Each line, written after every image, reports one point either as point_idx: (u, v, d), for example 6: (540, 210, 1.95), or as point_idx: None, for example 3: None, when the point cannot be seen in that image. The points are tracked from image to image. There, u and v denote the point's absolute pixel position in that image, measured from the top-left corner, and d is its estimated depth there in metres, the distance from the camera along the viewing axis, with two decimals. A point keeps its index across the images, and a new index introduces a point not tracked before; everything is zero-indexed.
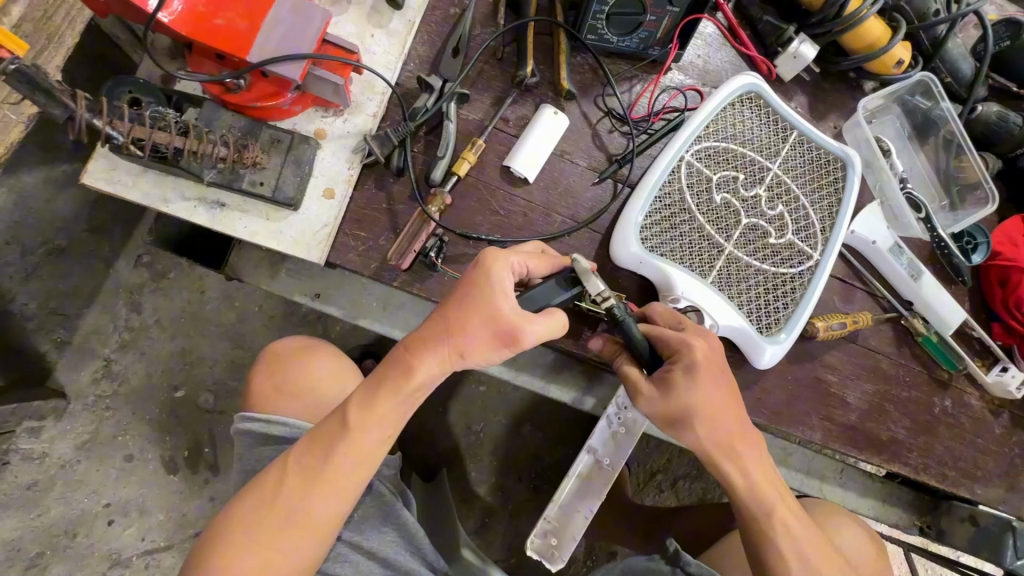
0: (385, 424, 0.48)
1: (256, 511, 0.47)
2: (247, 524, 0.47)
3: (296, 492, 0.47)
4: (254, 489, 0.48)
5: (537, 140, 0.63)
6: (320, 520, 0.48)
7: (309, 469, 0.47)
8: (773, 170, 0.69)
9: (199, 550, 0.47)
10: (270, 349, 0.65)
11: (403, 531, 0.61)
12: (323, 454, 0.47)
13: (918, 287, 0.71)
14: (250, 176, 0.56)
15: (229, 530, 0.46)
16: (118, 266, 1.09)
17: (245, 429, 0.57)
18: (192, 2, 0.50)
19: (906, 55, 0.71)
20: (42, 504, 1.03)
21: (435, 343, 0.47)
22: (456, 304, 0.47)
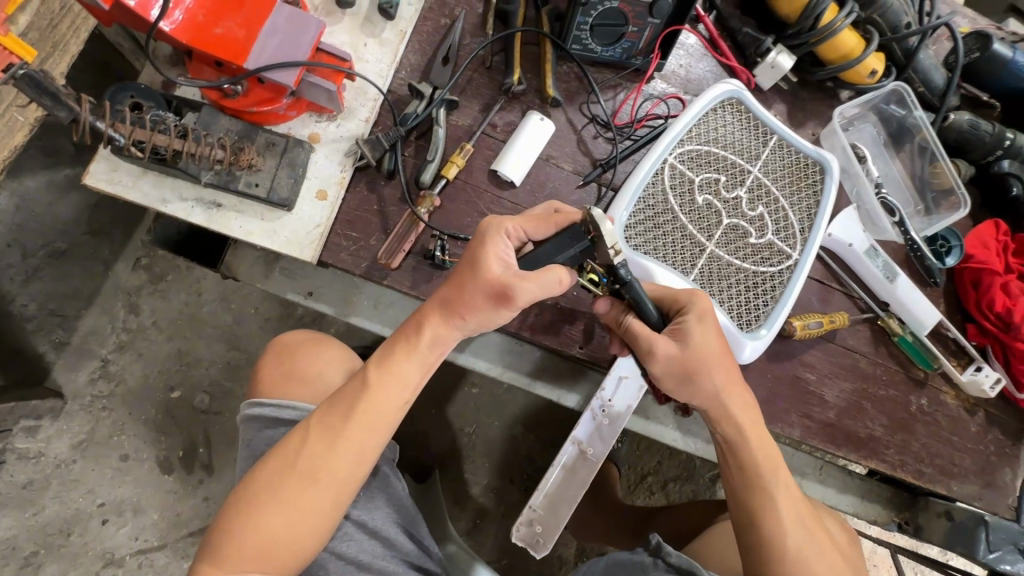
0: (399, 385, 0.50)
1: (275, 479, 0.48)
2: (267, 492, 0.48)
3: (320, 448, 0.49)
4: (280, 450, 0.50)
5: (523, 145, 0.66)
6: (344, 475, 0.49)
7: (326, 430, 0.49)
8: (754, 173, 0.72)
9: (228, 511, 0.49)
10: (277, 341, 0.67)
11: (394, 524, 0.63)
12: (337, 416, 0.50)
13: (894, 289, 0.73)
14: (246, 178, 0.58)
15: (257, 488, 0.49)
16: (116, 269, 1.10)
17: (256, 414, 0.60)
18: (193, 13, 0.53)
19: (879, 66, 0.74)
20: (38, 503, 1.04)
21: (442, 305, 0.50)
22: (461, 267, 0.50)
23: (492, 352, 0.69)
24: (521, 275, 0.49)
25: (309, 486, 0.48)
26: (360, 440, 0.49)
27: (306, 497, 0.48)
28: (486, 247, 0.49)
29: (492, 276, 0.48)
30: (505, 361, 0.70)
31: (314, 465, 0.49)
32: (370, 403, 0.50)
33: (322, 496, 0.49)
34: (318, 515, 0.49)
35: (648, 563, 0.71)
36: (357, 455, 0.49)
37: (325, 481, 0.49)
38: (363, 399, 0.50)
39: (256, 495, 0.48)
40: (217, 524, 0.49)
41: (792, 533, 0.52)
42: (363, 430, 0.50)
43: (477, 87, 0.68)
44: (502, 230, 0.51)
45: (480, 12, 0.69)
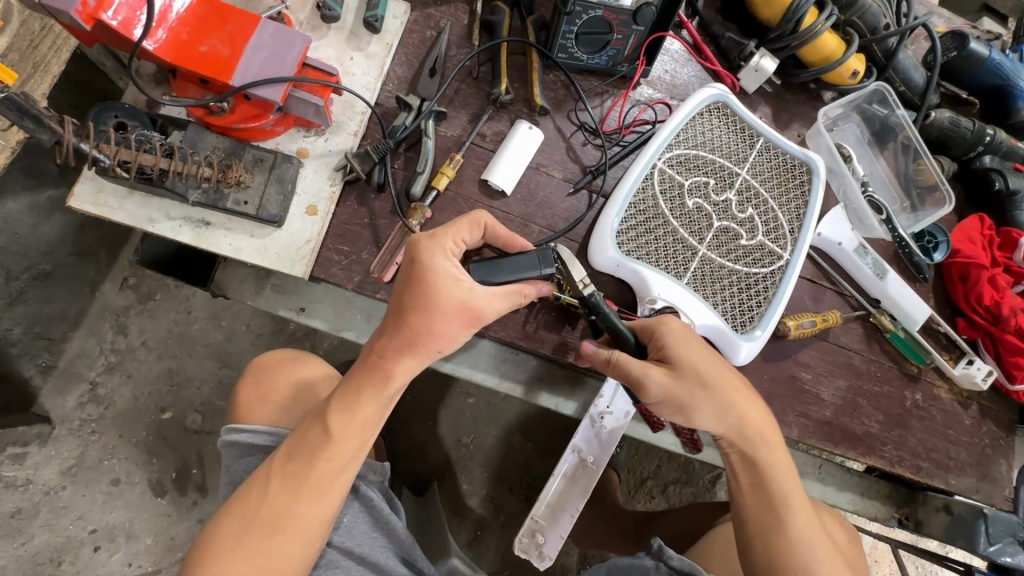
0: (364, 426, 0.50)
1: (241, 529, 0.47)
2: (232, 544, 0.47)
3: (283, 497, 0.48)
4: (241, 501, 0.48)
5: (512, 154, 0.66)
6: (308, 523, 0.48)
7: (291, 473, 0.48)
8: (742, 175, 0.73)
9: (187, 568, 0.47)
10: (256, 361, 0.66)
11: (383, 546, 0.62)
12: (302, 457, 0.49)
13: (884, 285, 0.74)
14: (235, 196, 0.57)
15: (217, 544, 0.47)
16: (104, 289, 1.08)
17: (233, 440, 0.58)
18: (176, 31, 0.52)
19: (860, 67, 0.75)
20: (27, 532, 1.02)
21: (406, 343, 0.49)
22: (411, 297, 0.48)
23: (487, 362, 0.69)
24: (479, 298, 0.49)
25: (275, 532, 0.47)
26: (330, 481, 0.49)
27: (274, 541, 0.47)
28: (434, 273, 0.48)
29: (453, 307, 0.48)
30: (502, 370, 0.69)
31: (280, 509, 0.48)
32: (335, 449, 0.49)
33: (291, 541, 0.48)
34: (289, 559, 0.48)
35: (649, 565, 0.71)
36: (324, 498, 0.49)
37: (293, 525, 0.48)
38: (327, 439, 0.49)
39: (220, 549, 0.47)
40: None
41: (809, 547, 0.52)
42: (331, 468, 0.49)
43: (465, 97, 0.68)
44: (443, 252, 0.49)
45: (466, 23, 0.70)
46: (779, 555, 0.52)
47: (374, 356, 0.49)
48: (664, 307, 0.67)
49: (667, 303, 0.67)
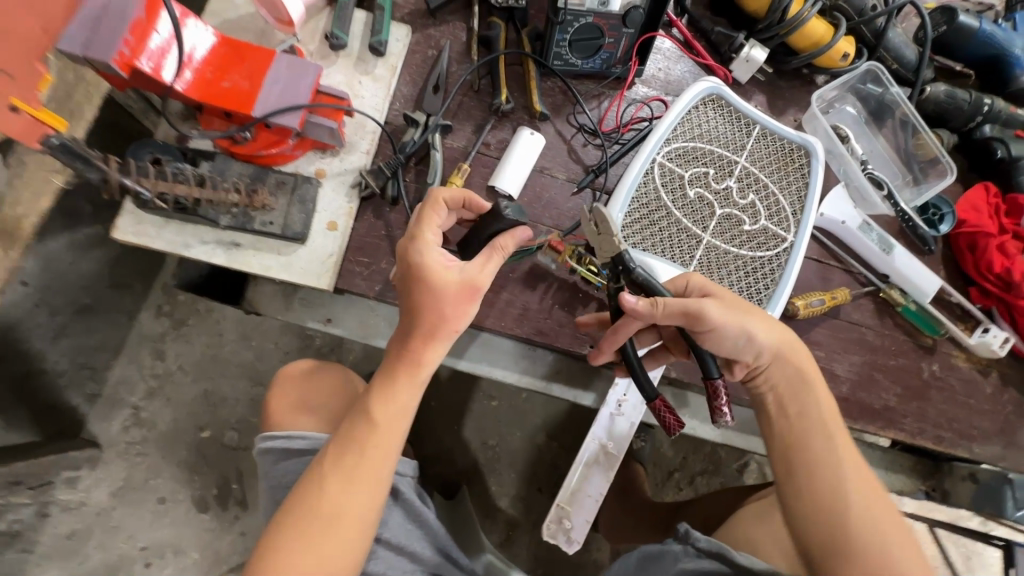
0: (400, 412, 0.53)
1: (302, 522, 0.50)
2: (296, 535, 0.50)
3: (339, 486, 0.51)
4: (298, 494, 0.51)
5: (518, 160, 0.69)
6: (365, 505, 0.52)
7: (340, 471, 0.51)
8: (741, 163, 0.75)
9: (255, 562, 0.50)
10: (282, 372, 0.69)
11: (419, 539, 0.65)
12: (351, 452, 0.52)
13: (891, 260, 0.75)
14: (262, 218, 0.62)
15: (282, 537, 0.50)
16: (140, 318, 1.16)
17: (269, 447, 0.62)
18: (201, 71, 0.57)
19: (851, 49, 0.77)
20: (83, 552, 1.07)
21: (421, 329, 0.52)
22: (412, 290, 0.52)
23: (505, 358, 0.72)
24: (471, 272, 0.52)
25: (332, 530, 0.50)
26: (379, 464, 0.52)
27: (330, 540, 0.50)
28: (423, 266, 0.52)
29: (455, 289, 0.51)
30: (521, 366, 0.72)
31: (333, 507, 0.51)
32: (377, 433, 0.52)
33: (346, 537, 0.51)
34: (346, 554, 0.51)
35: (679, 551, 0.73)
36: (373, 483, 0.52)
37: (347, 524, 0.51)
38: (370, 430, 0.52)
39: (285, 541, 0.50)
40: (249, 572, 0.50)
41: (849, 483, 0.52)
42: (375, 458, 0.52)
43: (468, 109, 0.72)
44: (425, 244, 0.52)
45: (464, 40, 0.74)
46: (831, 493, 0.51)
47: (399, 349, 0.53)
48: None
49: None
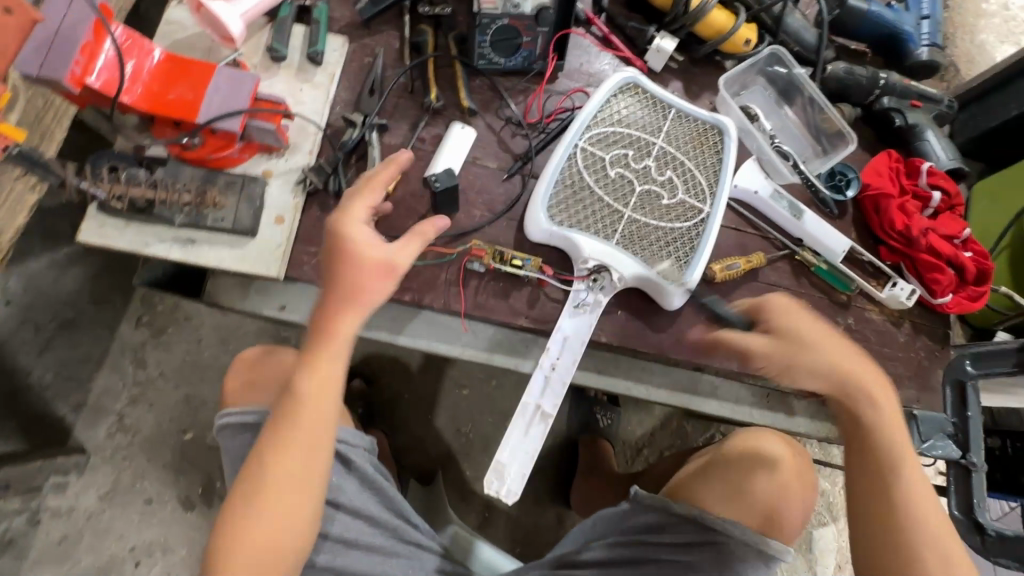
0: (334, 380, 0.59)
1: (255, 491, 0.57)
2: (251, 505, 0.56)
3: (289, 453, 0.57)
4: (250, 471, 0.57)
5: (449, 152, 0.76)
6: (309, 468, 0.58)
7: (285, 462, 0.57)
8: (658, 143, 0.82)
9: (223, 530, 0.57)
10: (239, 356, 0.76)
11: (372, 501, 0.73)
12: (294, 424, 0.57)
13: (802, 224, 0.82)
14: (214, 215, 0.68)
15: (244, 505, 0.57)
16: (120, 329, 1.21)
17: (223, 422, 0.68)
18: (149, 85, 0.64)
19: (752, 35, 0.84)
20: (74, 555, 1.12)
21: (340, 299, 0.58)
22: (340, 264, 0.58)
23: (449, 334, 0.78)
24: (392, 253, 0.59)
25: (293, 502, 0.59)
26: (320, 430, 0.58)
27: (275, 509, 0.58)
28: (345, 242, 0.58)
29: (372, 263, 0.58)
30: (465, 340, 0.78)
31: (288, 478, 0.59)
32: (317, 403, 0.58)
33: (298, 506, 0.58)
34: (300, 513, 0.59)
35: (626, 510, 0.75)
36: (315, 446, 0.58)
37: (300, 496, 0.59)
38: (301, 411, 0.58)
39: (247, 507, 0.57)
40: (216, 540, 0.57)
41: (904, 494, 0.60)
42: (317, 428, 0.58)
43: (404, 109, 0.79)
44: (349, 225, 0.59)
45: (398, 48, 0.81)
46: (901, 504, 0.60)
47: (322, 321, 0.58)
48: (598, 266, 0.74)
49: (600, 262, 0.75)
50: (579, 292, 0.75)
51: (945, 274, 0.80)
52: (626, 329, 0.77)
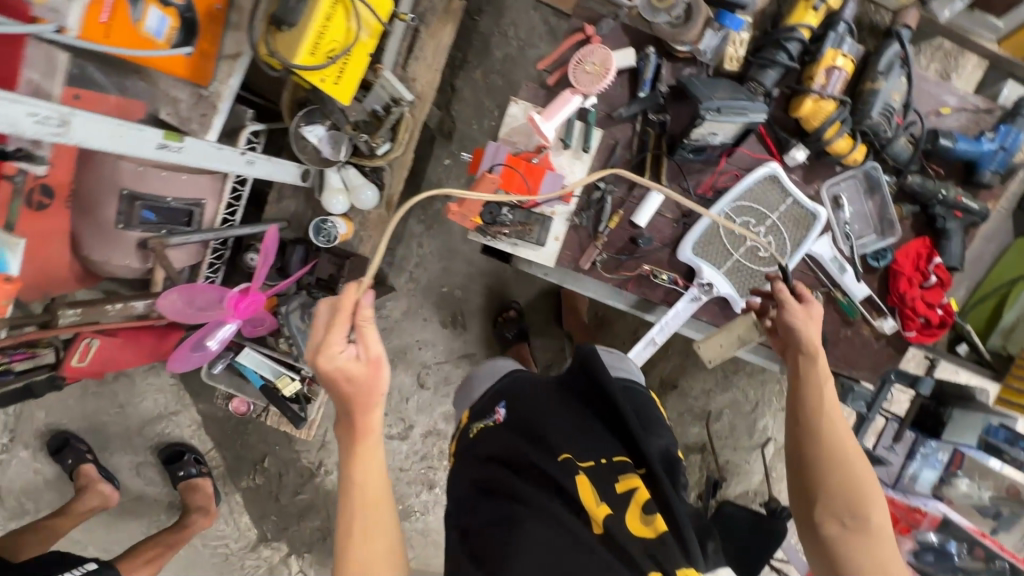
0: (370, 475, 0.93)
1: (362, 523, 0.92)
2: (359, 545, 0.92)
3: (364, 527, 0.92)
4: (355, 535, 0.92)
5: (647, 208, 1.37)
6: (389, 516, 0.95)
7: (369, 493, 0.93)
8: (771, 219, 1.36)
9: (371, 533, 0.92)
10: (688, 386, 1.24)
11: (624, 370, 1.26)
12: (355, 518, 0.92)
13: (841, 277, 1.39)
14: (527, 234, 1.38)
15: (370, 520, 0.93)
16: (411, 223, 2.07)
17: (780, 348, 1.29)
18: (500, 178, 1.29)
19: (859, 155, 1.30)
20: (391, 337, 2.15)
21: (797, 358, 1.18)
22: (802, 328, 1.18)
23: (615, 296, 1.51)
24: (374, 354, 0.89)
25: (364, 480, 0.93)
26: (381, 512, 0.93)
27: (373, 394, 0.90)
28: (329, 366, 0.87)
29: (365, 376, 0.89)
30: (619, 298, 1.50)
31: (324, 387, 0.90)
32: (368, 519, 0.92)
33: (353, 468, 0.93)
34: (365, 492, 0.93)
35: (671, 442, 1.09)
36: (381, 524, 0.93)
37: (365, 543, 0.92)
38: (361, 512, 0.92)
39: (370, 539, 0.92)
40: (348, 546, 0.91)
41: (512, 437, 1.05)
42: (381, 513, 0.93)
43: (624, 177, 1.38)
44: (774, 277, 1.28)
45: (631, 135, 1.36)
46: (837, 436, 1.07)
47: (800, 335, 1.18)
48: (707, 282, 1.40)
49: (708, 280, 1.40)
50: (694, 292, 1.42)
51: (915, 320, 1.38)
52: (715, 315, 1.46)
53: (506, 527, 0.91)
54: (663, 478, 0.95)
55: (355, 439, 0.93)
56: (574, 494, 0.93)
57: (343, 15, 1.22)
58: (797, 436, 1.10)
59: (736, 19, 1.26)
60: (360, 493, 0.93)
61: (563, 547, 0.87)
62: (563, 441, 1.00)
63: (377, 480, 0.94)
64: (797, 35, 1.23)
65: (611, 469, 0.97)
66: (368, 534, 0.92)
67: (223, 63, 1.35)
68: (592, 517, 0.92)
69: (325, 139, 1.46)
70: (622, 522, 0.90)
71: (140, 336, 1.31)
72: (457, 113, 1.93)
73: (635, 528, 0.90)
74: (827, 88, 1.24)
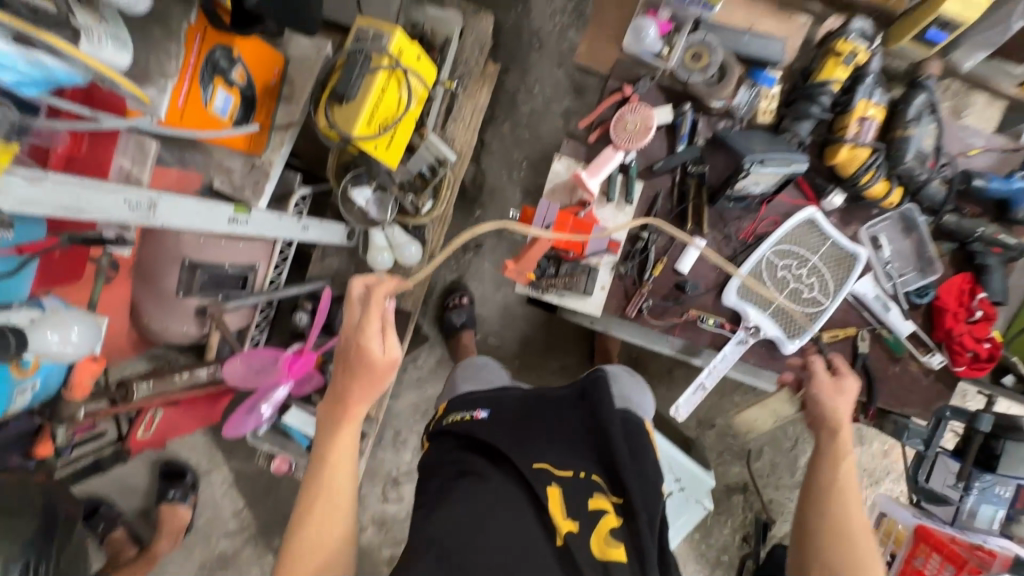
0: (340, 461, 0.97)
1: (314, 501, 0.94)
2: (306, 522, 0.93)
3: (318, 509, 0.94)
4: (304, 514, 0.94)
5: (689, 255, 1.39)
6: (338, 511, 0.95)
7: (333, 474, 0.96)
8: (813, 261, 1.39)
9: (317, 516, 0.93)
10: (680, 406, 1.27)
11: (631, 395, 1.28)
12: (312, 491, 0.95)
13: (887, 315, 1.41)
14: (575, 285, 1.41)
15: (324, 503, 0.94)
16: (444, 273, 2.10)
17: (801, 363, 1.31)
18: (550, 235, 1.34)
19: (896, 197, 1.35)
20: (426, 387, 2.14)
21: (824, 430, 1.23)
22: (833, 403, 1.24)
23: (664, 343, 1.53)
24: (394, 351, 0.96)
25: (332, 462, 0.97)
26: (334, 499, 0.95)
27: (372, 381, 0.96)
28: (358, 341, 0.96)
29: (376, 365, 0.95)
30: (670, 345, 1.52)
31: (344, 347, 1.00)
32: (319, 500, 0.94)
33: (330, 441, 0.97)
34: (332, 476, 0.96)
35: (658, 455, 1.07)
36: (331, 510, 0.94)
37: (313, 524, 0.93)
38: (319, 488, 0.95)
39: (318, 520, 0.93)
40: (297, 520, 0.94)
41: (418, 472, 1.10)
42: (333, 498, 0.95)
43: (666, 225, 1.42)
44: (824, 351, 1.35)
45: (673, 186, 1.40)
46: (848, 513, 1.07)
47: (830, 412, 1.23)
48: (753, 325, 1.41)
49: (755, 323, 1.41)
50: (740, 336, 1.42)
51: (963, 355, 1.38)
52: (762, 357, 1.45)
53: (464, 527, 0.91)
54: (640, 513, 0.92)
55: (341, 417, 0.98)
56: (545, 506, 0.93)
57: (395, 86, 1.27)
58: (806, 508, 1.13)
59: (768, 76, 1.34)
60: (327, 475, 0.96)
61: (511, 548, 0.89)
62: (539, 452, 1.00)
63: (344, 469, 0.97)
64: (829, 87, 1.29)
65: (587, 486, 0.97)
66: (319, 519, 0.93)
67: (275, 133, 1.40)
68: (556, 528, 0.92)
69: (372, 201, 1.47)
70: (586, 544, 0.89)
71: (198, 404, 1.35)
72: (487, 166, 1.99)
73: (599, 553, 0.89)
74: (861, 136, 1.29)
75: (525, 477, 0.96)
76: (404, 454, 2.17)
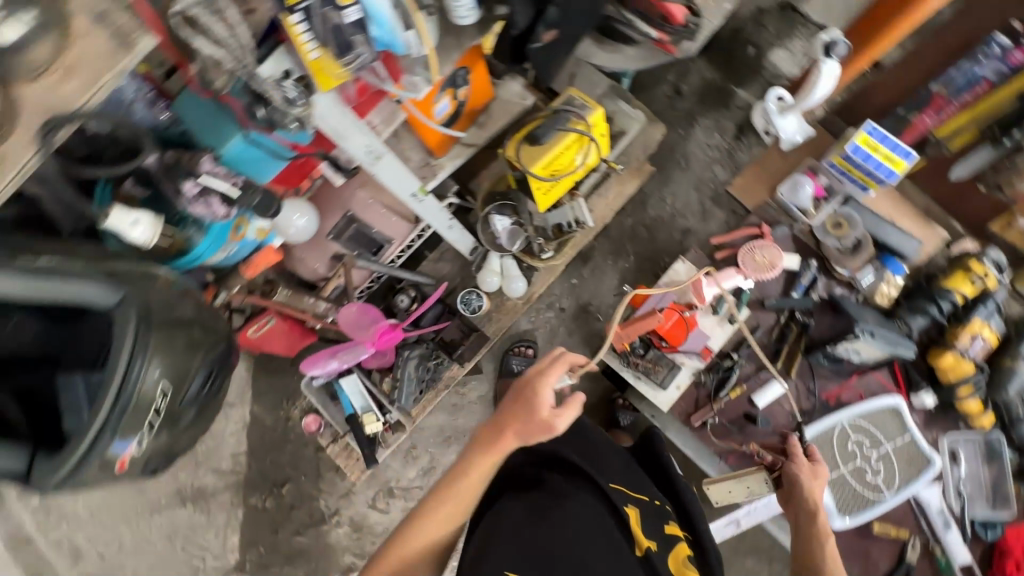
0: (476, 479, 1.06)
1: (440, 501, 1.06)
2: (428, 519, 1.05)
3: (438, 509, 1.05)
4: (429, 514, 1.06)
5: (768, 393, 1.45)
6: (453, 514, 1.07)
7: (459, 485, 1.05)
8: (886, 448, 1.40)
9: (437, 514, 1.05)
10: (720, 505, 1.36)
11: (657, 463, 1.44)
12: (440, 497, 1.05)
13: (945, 533, 1.38)
14: (654, 373, 1.49)
15: (444, 510, 1.06)
16: None
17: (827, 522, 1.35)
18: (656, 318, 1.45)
19: (988, 421, 1.38)
20: None
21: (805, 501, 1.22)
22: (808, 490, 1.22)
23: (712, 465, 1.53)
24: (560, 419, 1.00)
25: (462, 477, 1.05)
26: (456, 509, 1.06)
27: (531, 432, 1.01)
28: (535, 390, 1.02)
29: (542, 420, 1.00)
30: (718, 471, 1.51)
31: (514, 387, 1.06)
32: (444, 504, 1.05)
33: (472, 461, 1.05)
34: (458, 489, 1.06)
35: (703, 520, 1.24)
36: (449, 511, 1.06)
37: (430, 518, 1.06)
38: (450, 496, 1.06)
39: (434, 516, 1.06)
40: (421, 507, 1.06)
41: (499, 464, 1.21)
42: (453, 506, 1.06)
43: (756, 356, 1.49)
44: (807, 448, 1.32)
45: (776, 324, 1.49)
46: None
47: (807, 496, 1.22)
48: None
49: None
50: None
51: None
52: None
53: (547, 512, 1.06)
54: (708, 549, 1.13)
55: (486, 446, 1.05)
56: (627, 521, 1.07)
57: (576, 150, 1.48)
58: None
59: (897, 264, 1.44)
60: (455, 486, 1.06)
61: (600, 551, 1.01)
62: (612, 474, 1.16)
63: (471, 485, 1.06)
64: (951, 295, 1.38)
65: (657, 513, 1.13)
66: (436, 514, 1.06)
67: None
68: (637, 541, 1.06)
69: (507, 231, 1.64)
70: (665, 558, 1.05)
71: (297, 330, 1.55)
72: None
73: (675, 570, 1.04)
74: (969, 351, 1.36)
75: (601, 493, 1.12)
76: (410, 469, 1.93)
